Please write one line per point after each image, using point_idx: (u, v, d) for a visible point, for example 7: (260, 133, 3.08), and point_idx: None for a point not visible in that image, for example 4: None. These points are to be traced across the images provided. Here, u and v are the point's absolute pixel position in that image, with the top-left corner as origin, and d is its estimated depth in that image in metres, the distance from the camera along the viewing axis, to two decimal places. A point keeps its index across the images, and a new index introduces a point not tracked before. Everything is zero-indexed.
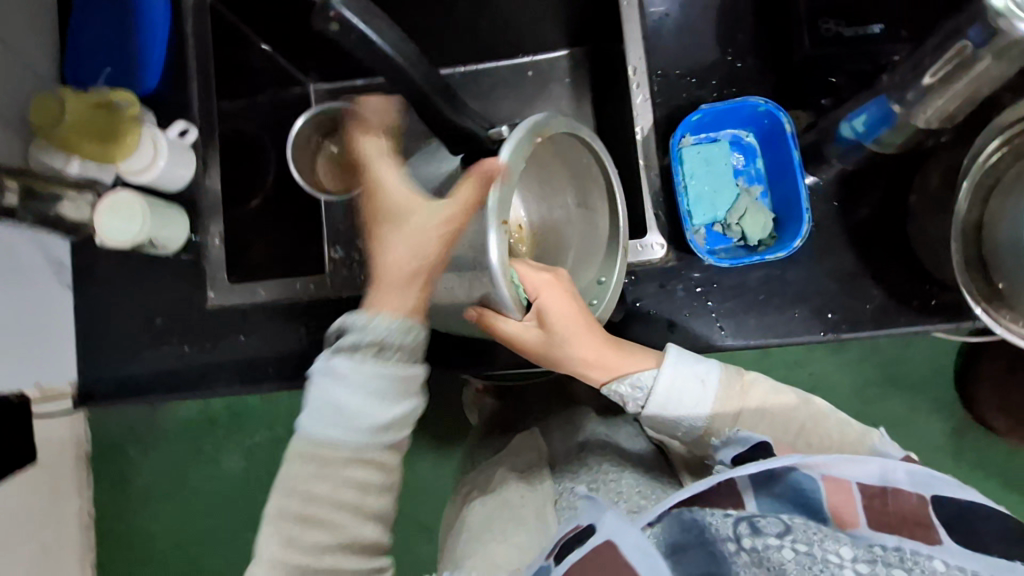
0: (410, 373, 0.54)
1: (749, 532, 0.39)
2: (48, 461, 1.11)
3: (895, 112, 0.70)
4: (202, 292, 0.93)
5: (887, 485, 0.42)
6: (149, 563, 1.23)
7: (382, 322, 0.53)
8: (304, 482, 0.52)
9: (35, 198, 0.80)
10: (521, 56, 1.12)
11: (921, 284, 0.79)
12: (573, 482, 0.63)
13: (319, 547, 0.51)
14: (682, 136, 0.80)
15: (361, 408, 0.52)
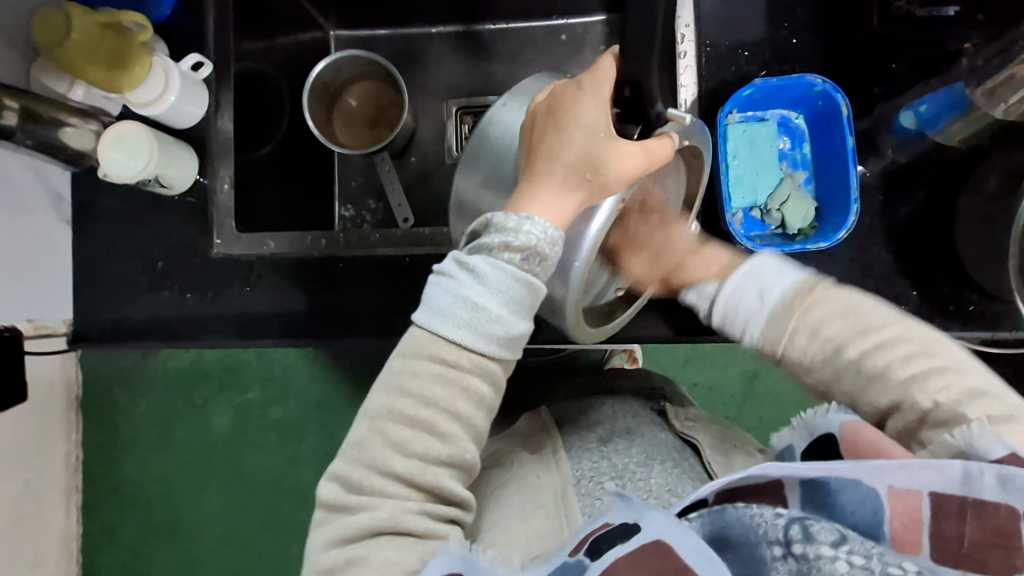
0: (536, 289, 0.49)
1: (801, 537, 0.36)
2: (37, 399, 1.09)
3: (968, 97, 0.70)
4: (206, 238, 0.88)
5: (969, 495, 0.38)
6: (133, 511, 1.21)
7: (536, 226, 0.49)
8: (418, 383, 0.48)
9: (37, 122, 0.75)
10: (556, 18, 1.06)
11: (961, 291, 0.76)
12: (595, 469, 0.58)
13: (428, 456, 0.47)
14: (729, 111, 0.75)
15: (490, 312, 0.48)
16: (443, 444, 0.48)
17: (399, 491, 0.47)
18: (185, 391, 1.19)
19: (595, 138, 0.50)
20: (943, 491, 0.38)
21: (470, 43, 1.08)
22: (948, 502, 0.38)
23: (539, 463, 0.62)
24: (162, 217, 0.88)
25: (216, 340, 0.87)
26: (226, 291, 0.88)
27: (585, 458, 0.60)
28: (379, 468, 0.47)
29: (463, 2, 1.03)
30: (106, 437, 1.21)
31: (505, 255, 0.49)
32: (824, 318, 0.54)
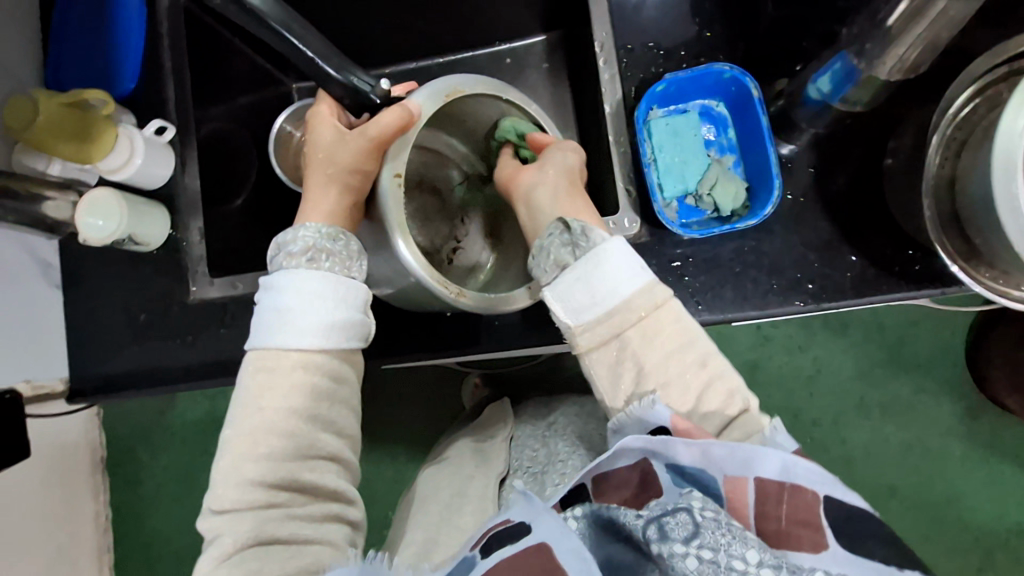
0: (348, 281, 0.61)
1: (657, 536, 0.47)
2: (64, 459, 1.19)
3: (858, 67, 0.69)
4: (181, 286, 0.93)
5: (787, 481, 0.51)
6: (161, 555, 1.29)
7: (309, 231, 0.62)
8: (260, 395, 0.58)
9: (11, 197, 0.81)
10: (498, 43, 1.12)
11: (903, 251, 0.77)
12: (529, 457, 0.76)
13: (274, 458, 0.56)
14: (648, 108, 0.79)
15: (304, 309, 0.59)
16: (285, 442, 0.57)
17: (258, 501, 0.55)
18: (200, 441, 1.30)
19: (340, 135, 0.68)
20: (763, 478, 0.51)
21: (421, 77, 1.14)
22: (768, 487, 0.51)
23: (478, 456, 0.78)
24: (142, 272, 0.94)
25: (201, 383, 0.92)
26: (204, 334, 0.92)
27: (527, 447, 0.77)
28: (238, 480, 0.56)
29: (409, 42, 1.10)
30: (132, 491, 1.31)
31: (292, 264, 0.61)
32: (660, 326, 0.63)
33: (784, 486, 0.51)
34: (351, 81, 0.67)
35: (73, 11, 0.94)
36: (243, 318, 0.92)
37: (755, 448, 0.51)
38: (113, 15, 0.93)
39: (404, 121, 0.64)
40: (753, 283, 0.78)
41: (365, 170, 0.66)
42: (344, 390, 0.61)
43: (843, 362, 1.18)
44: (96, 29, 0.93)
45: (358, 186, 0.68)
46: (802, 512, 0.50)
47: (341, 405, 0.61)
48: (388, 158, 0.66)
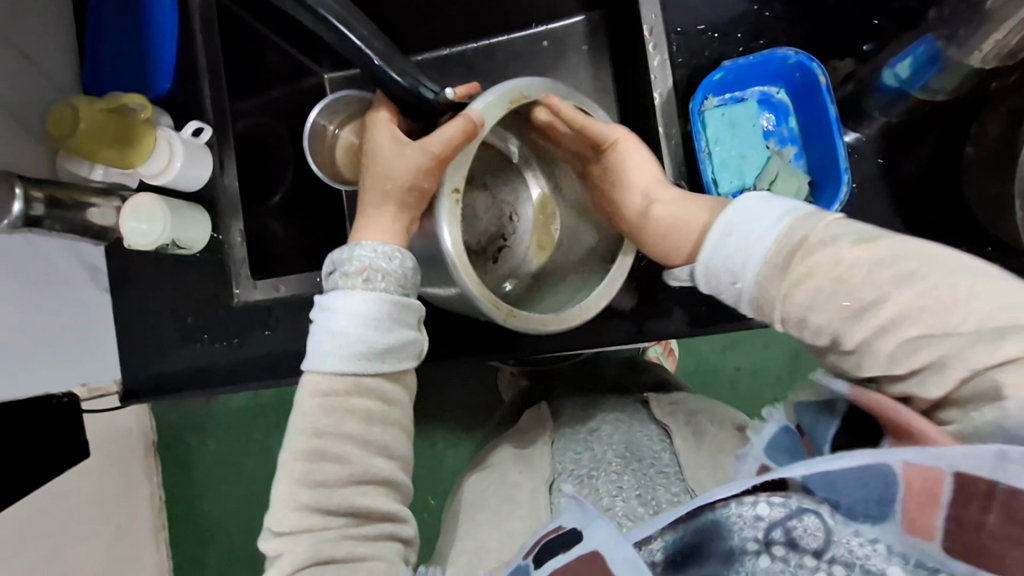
0: (400, 302, 0.60)
1: (784, 540, 0.43)
2: (120, 448, 1.24)
3: (943, 52, 0.67)
4: (227, 290, 0.94)
5: (998, 480, 0.38)
6: (212, 537, 1.34)
7: (366, 249, 0.60)
8: (312, 419, 0.57)
9: (60, 207, 0.80)
10: (535, 26, 1.07)
11: (981, 246, 0.71)
12: (576, 460, 0.71)
13: (327, 483, 0.56)
14: (703, 98, 0.74)
15: (359, 332, 0.57)
16: (343, 467, 0.56)
17: (310, 526, 0.55)
18: (246, 427, 1.34)
19: (394, 147, 0.64)
20: (964, 472, 0.39)
21: (454, 63, 1.10)
22: (973, 485, 0.39)
23: (522, 462, 0.74)
24: (186, 275, 0.95)
25: (248, 384, 0.93)
26: (250, 335, 0.93)
27: (570, 452, 0.72)
28: (292, 504, 0.55)
29: (443, 28, 1.06)
30: (183, 477, 1.35)
31: (348, 284, 0.59)
32: (826, 271, 0.51)
33: (995, 488, 0.38)
34: (417, 87, 0.63)
35: (107, 12, 0.94)
36: (289, 319, 0.93)
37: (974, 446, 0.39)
38: (145, 15, 0.92)
39: (467, 130, 0.62)
40: None
41: (423, 188, 0.63)
42: (394, 412, 0.60)
43: None
44: (131, 31, 0.93)
45: (415, 204, 0.64)
46: (1017, 527, 0.37)
47: (394, 428, 0.60)
48: (449, 172, 0.64)
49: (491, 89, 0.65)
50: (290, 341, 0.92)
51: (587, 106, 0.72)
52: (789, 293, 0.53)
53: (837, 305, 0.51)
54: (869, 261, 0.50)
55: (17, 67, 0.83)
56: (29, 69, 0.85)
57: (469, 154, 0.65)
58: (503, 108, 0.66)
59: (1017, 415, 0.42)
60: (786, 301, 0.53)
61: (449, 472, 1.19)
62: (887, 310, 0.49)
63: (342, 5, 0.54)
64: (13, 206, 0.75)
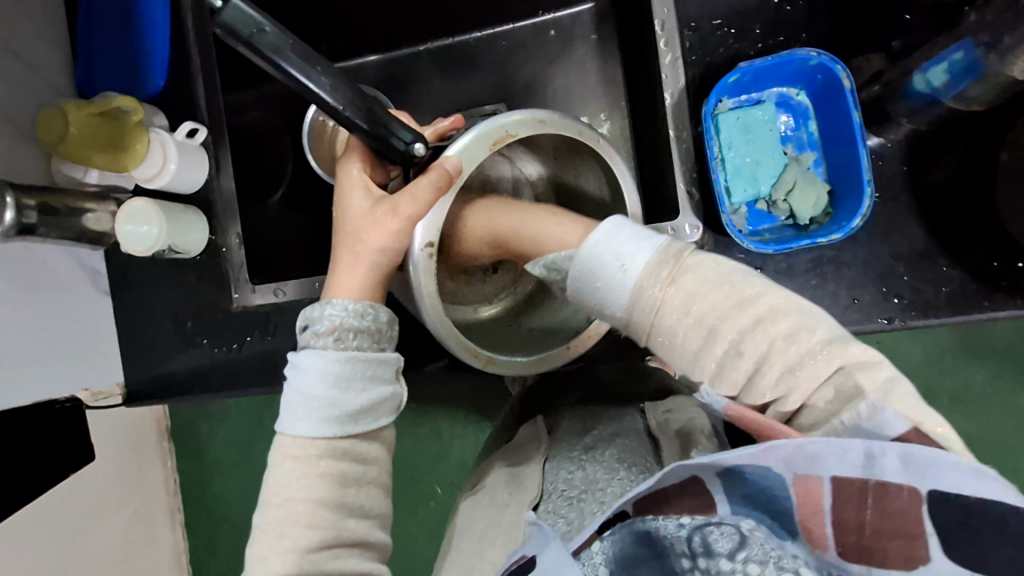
0: (370, 360, 0.58)
1: (703, 551, 0.45)
2: (130, 441, 1.25)
3: (983, 58, 0.62)
4: (226, 294, 0.93)
5: (871, 478, 0.42)
6: (222, 525, 1.36)
7: (336, 308, 0.58)
8: (285, 484, 0.56)
9: (54, 215, 0.78)
10: (541, 14, 1.02)
11: (1008, 261, 0.68)
12: (568, 480, 0.69)
13: (301, 548, 0.54)
14: (717, 101, 0.69)
15: (330, 396, 0.56)
16: (312, 532, 0.55)
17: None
18: (254, 417, 1.35)
19: (364, 206, 0.62)
20: (840, 477, 0.42)
21: (458, 53, 1.06)
22: (851, 487, 0.42)
23: (512, 484, 0.73)
24: (185, 278, 0.94)
25: (248, 389, 0.92)
26: (250, 340, 0.92)
27: (562, 470, 0.71)
28: (267, 567, 0.54)
29: (445, 18, 1.01)
30: (194, 463, 1.37)
31: (319, 343, 0.58)
32: (698, 287, 0.52)
33: (868, 485, 0.42)
34: (383, 140, 0.58)
35: (98, 7, 0.90)
36: (289, 324, 0.92)
37: (839, 441, 0.42)
38: (137, 7, 0.89)
39: (438, 183, 0.59)
40: (830, 297, 0.70)
41: (393, 249, 0.61)
42: (372, 470, 0.59)
43: (914, 352, 1.11)
44: (122, 26, 0.90)
45: (388, 266, 0.61)
46: (890, 521, 0.41)
47: (374, 488, 0.59)
48: (427, 226, 0.62)
49: (469, 131, 0.62)
50: (291, 346, 0.91)
51: (588, 139, 0.66)
52: (660, 311, 0.52)
53: (694, 327, 0.51)
54: (717, 275, 0.52)
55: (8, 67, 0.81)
56: (20, 68, 0.83)
57: (447, 205, 0.62)
58: (483, 152, 0.62)
59: (867, 423, 0.46)
60: (653, 313, 0.52)
61: (455, 463, 1.20)
62: (743, 319, 0.50)
63: (303, 48, 0.54)
64: (4, 213, 0.73)
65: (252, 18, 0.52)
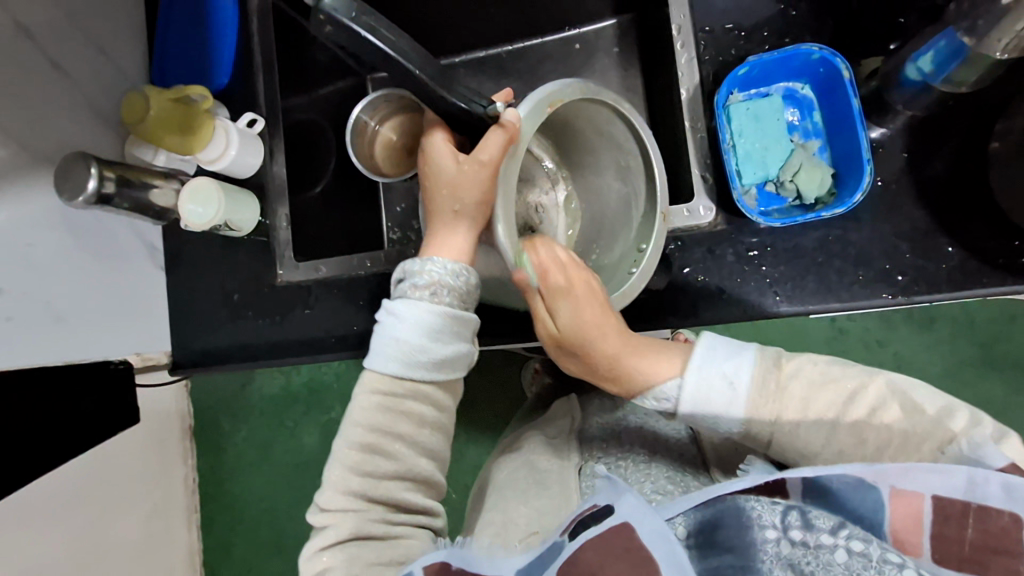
0: (465, 318, 0.65)
1: (800, 524, 0.48)
2: (157, 429, 1.32)
3: (966, 44, 0.67)
4: (271, 270, 1.00)
5: (973, 500, 0.48)
6: (245, 514, 1.41)
7: (438, 265, 0.65)
8: (366, 414, 0.64)
9: (128, 186, 0.87)
10: (567, 29, 1.12)
11: (1007, 242, 0.72)
12: (605, 450, 0.77)
13: (376, 474, 0.63)
14: (729, 93, 0.77)
15: (421, 342, 0.63)
16: (390, 462, 0.63)
17: (357, 505, 0.62)
18: (281, 410, 1.41)
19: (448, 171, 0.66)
20: (941, 495, 0.49)
21: (490, 64, 1.16)
22: (953, 505, 0.49)
23: (550, 449, 0.80)
24: (234, 257, 1.01)
25: (287, 361, 0.99)
26: (290, 314, 0.99)
27: (596, 439, 0.79)
28: (342, 487, 0.62)
29: (481, 32, 1.11)
30: (218, 457, 1.43)
31: (416, 295, 0.64)
32: (811, 390, 0.62)
33: (970, 507, 0.48)
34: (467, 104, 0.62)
35: (173, 13, 1.02)
36: (329, 299, 0.98)
37: (947, 470, 0.49)
38: (210, 18, 1.00)
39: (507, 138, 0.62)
40: (837, 275, 0.75)
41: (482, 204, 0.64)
42: (443, 418, 0.67)
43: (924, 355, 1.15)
44: (193, 31, 1.01)
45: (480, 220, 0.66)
46: (992, 538, 0.47)
47: (440, 433, 0.67)
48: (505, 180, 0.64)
49: (524, 101, 0.65)
50: (329, 322, 0.98)
51: (617, 105, 0.71)
52: (780, 413, 0.62)
53: (818, 424, 0.61)
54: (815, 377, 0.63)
55: (94, 60, 0.92)
56: (102, 62, 0.94)
57: (517, 161, 0.65)
58: (541, 117, 0.66)
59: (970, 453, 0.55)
60: (776, 410, 0.62)
61: (470, 465, 1.29)
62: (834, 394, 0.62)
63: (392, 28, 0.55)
64: (88, 181, 0.81)
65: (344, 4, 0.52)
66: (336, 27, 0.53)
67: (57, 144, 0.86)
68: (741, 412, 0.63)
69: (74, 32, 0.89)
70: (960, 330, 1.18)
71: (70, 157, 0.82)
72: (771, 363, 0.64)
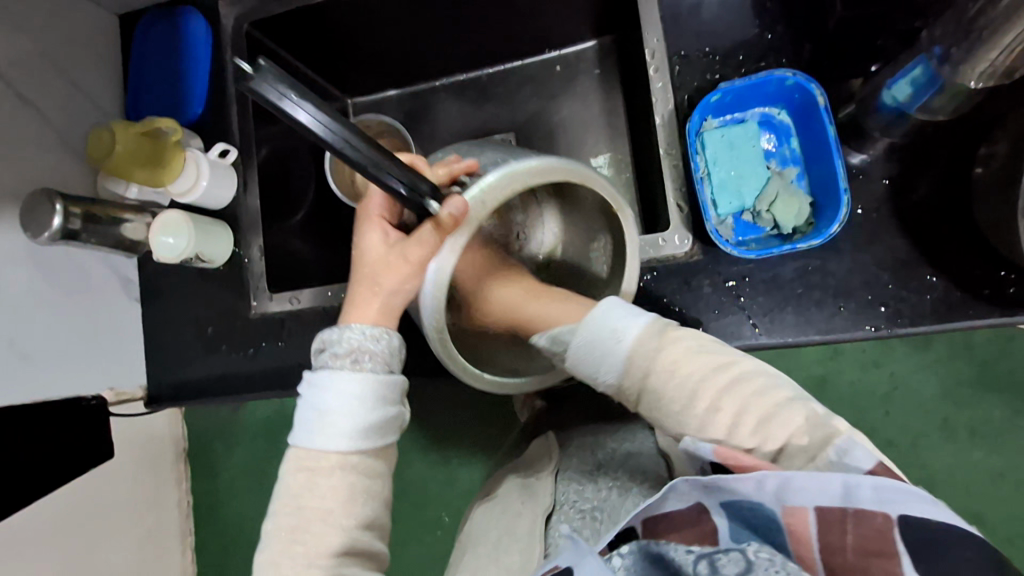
0: (389, 380, 0.63)
1: (707, 570, 0.40)
2: (152, 451, 1.31)
3: (940, 74, 0.65)
4: (245, 301, 0.99)
5: (849, 505, 0.42)
6: (235, 542, 1.39)
7: (355, 331, 0.64)
8: (296, 492, 0.61)
9: (96, 222, 0.86)
10: (549, 51, 1.10)
11: (993, 271, 0.70)
12: (578, 493, 0.73)
13: (310, 555, 0.59)
14: (702, 120, 0.75)
15: (345, 415, 0.61)
16: (320, 539, 0.60)
17: None
18: (270, 438, 1.39)
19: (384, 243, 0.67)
20: (822, 505, 0.43)
21: (471, 87, 1.14)
22: (830, 513, 0.43)
23: (525, 493, 0.77)
24: (209, 288, 1.00)
25: (261, 393, 0.97)
26: (264, 345, 0.98)
27: (574, 484, 0.75)
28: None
29: (461, 57, 1.10)
30: (209, 483, 1.41)
31: (336, 364, 0.63)
32: (701, 367, 0.57)
33: (847, 512, 0.42)
34: (410, 184, 0.58)
35: (147, 44, 1.01)
36: (303, 330, 0.96)
37: (819, 475, 0.43)
38: (185, 49, 1.00)
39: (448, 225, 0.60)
40: (817, 305, 0.73)
41: (405, 289, 0.65)
42: (377, 484, 0.63)
43: (928, 380, 1.13)
44: (168, 63, 1.01)
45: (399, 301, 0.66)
46: (873, 542, 0.41)
47: (374, 501, 0.62)
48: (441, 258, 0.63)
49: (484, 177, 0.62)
50: (304, 354, 0.96)
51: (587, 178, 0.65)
52: (651, 376, 0.58)
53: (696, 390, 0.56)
54: (712, 361, 0.57)
55: (66, 93, 0.92)
56: (74, 95, 0.93)
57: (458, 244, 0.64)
58: (501, 200, 0.62)
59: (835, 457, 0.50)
60: (671, 370, 0.57)
61: (463, 492, 1.27)
62: (721, 381, 0.56)
63: (332, 121, 0.50)
64: (52, 219, 0.80)
65: (283, 86, 0.48)
66: (296, 126, 0.49)
67: (25, 179, 0.85)
68: (624, 366, 0.59)
69: (44, 66, 0.89)
70: (965, 355, 1.14)
71: (36, 195, 0.81)
72: (661, 327, 0.60)
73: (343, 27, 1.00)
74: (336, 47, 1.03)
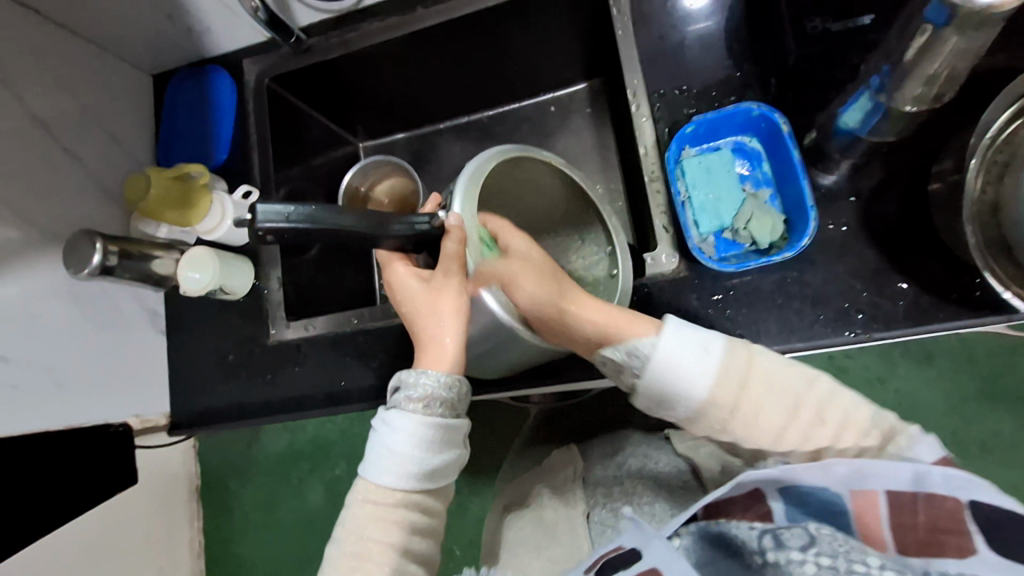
0: (455, 426, 0.69)
1: (773, 544, 0.44)
2: (168, 486, 1.35)
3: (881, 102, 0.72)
4: (264, 330, 1.05)
5: (920, 491, 0.46)
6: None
7: (430, 378, 0.69)
8: (361, 524, 0.66)
9: (130, 258, 0.93)
10: (543, 94, 1.19)
11: (961, 277, 0.75)
12: (608, 495, 0.77)
13: None
14: (680, 149, 0.84)
15: (415, 457, 0.66)
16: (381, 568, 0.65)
17: None
18: (284, 472, 1.42)
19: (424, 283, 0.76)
20: (892, 488, 0.46)
21: (473, 128, 1.24)
22: (901, 497, 0.46)
23: (558, 499, 0.81)
24: (230, 319, 1.07)
25: (277, 417, 1.02)
26: (282, 371, 1.03)
27: (604, 487, 0.79)
28: None
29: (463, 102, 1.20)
30: (223, 519, 1.44)
31: (410, 407, 0.67)
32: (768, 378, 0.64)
33: (917, 496, 0.46)
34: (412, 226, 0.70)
35: (178, 98, 1.12)
36: (319, 356, 1.02)
37: (890, 462, 0.47)
38: (212, 101, 1.10)
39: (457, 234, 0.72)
40: (797, 313, 0.78)
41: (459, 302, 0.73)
42: (433, 521, 0.69)
43: (927, 393, 1.17)
44: (195, 114, 1.11)
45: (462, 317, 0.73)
46: (943, 521, 0.44)
47: (429, 538, 0.69)
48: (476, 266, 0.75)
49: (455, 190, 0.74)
50: (319, 378, 1.01)
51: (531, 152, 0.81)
52: (740, 397, 0.63)
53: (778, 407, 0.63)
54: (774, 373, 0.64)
55: (104, 144, 1.02)
56: (111, 146, 1.03)
57: (476, 247, 0.74)
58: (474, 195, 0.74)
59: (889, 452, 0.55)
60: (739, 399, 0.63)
61: (474, 520, 1.29)
62: (797, 396, 0.63)
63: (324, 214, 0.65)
64: (92, 256, 0.88)
65: (281, 208, 0.64)
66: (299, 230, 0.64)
67: (66, 222, 0.93)
68: (706, 387, 0.63)
69: (86, 121, 0.98)
70: (964, 368, 1.17)
71: (77, 235, 0.89)
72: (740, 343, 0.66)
73: (355, 78, 1.10)
74: (348, 96, 1.13)
